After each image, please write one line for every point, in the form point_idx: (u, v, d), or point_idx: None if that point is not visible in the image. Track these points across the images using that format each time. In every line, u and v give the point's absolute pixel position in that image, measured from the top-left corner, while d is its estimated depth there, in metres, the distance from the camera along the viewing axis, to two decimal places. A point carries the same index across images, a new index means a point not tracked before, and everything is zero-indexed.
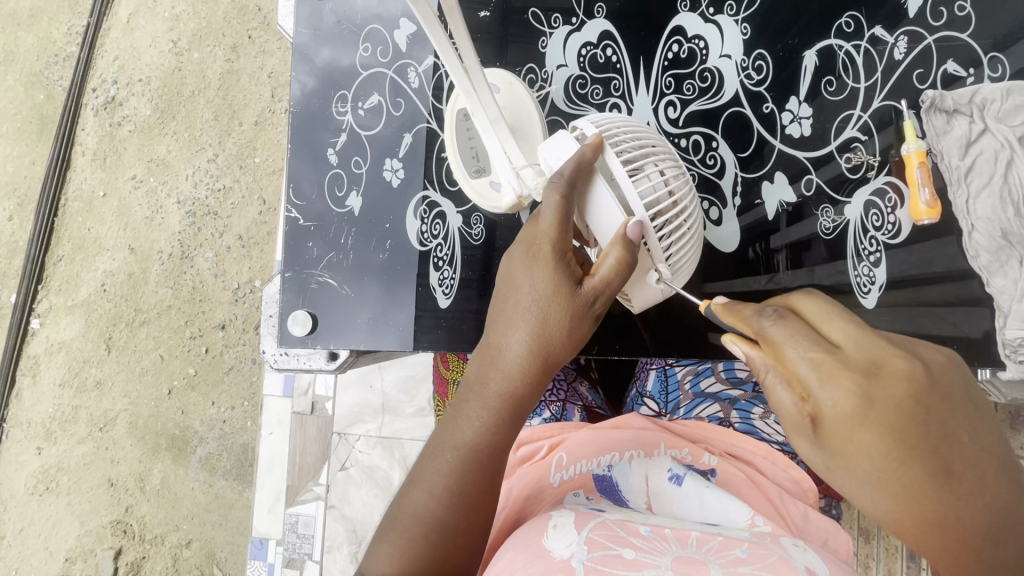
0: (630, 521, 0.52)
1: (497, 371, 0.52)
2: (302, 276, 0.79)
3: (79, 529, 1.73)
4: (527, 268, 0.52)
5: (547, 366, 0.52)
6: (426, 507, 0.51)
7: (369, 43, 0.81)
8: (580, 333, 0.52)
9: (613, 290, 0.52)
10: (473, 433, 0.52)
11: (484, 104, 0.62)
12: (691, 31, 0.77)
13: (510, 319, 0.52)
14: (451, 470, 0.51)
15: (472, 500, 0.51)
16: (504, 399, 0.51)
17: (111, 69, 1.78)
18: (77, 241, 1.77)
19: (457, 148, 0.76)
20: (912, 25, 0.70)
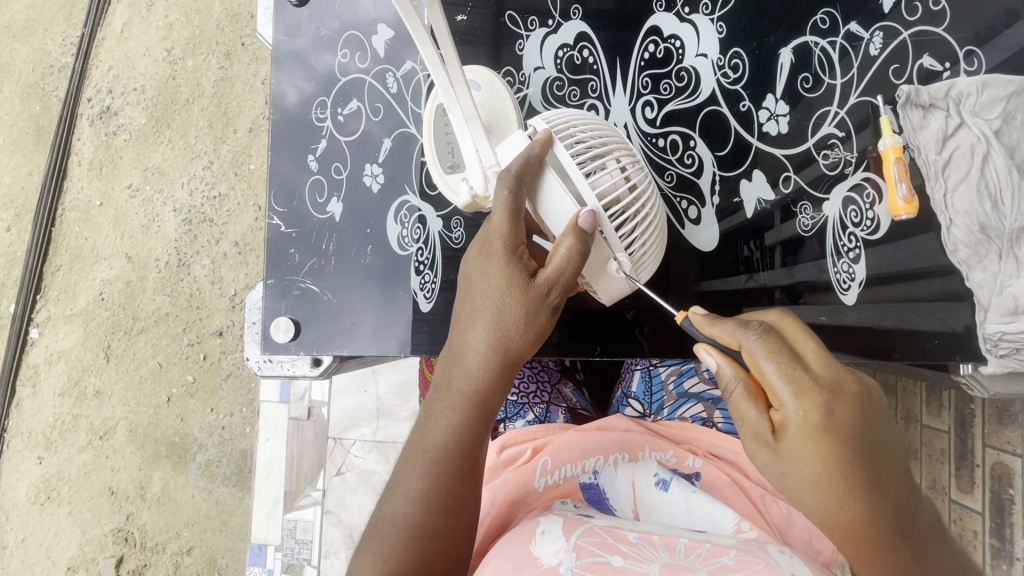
0: (619, 528, 0.51)
1: (462, 371, 0.54)
2: (285, 283, 0.79)
3: (81, 537, 1.73)
4: (482, 267, 0.54)
5: (507, 362, 0.53)
6: (402, 513, 0.51)
7: (348, 49, 0.82)
8: (537, 326, 0.53)
9: (569, 280, 0.53)
10: (442, 435, 0.53)
11: (460, 98, 0.60)
12: (668, 31, 0.77)
13: (472, 319, 0.54)
14: (425, 473, 0.52)
15: (449, 502, 0.52)
16: (469, 396, 0.53)
17: (105, 79, 1.79)
18: (75, 250, 1.78)
19: (434, 143, 0.75)
20: (888, 21, 0.71)
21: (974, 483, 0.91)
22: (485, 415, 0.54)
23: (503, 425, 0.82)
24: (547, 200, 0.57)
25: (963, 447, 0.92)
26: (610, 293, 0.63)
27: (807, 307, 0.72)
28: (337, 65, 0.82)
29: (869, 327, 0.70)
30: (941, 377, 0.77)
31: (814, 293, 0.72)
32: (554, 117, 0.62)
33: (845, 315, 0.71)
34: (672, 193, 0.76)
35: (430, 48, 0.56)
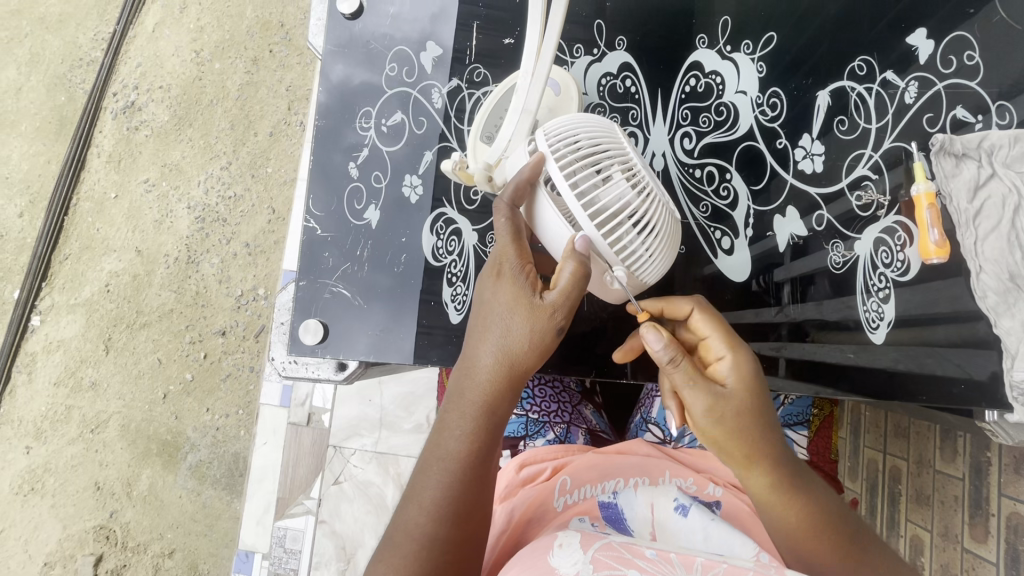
0: (635, 544, 0.50)
1: (475, 381, 0.54)
2: (316, 285, 0.80)
3: (61, 532, 1.69)
4: (491, 286, 0.56)
5: (516, 374, 0.54)
6: (416, 522, 0.51)
7: (396, 62, 0.84)
8: (545, 341, 0.54)
9: (574, 300, 0.55)
10: (456, 442, 0.53)
11: (525, 90, 0.60)
12: (709, 67, 0.80)
13: (484, 331, 0.55)
14: (439, 482, 0.51)
15: (460, 511, 0.51)
16: (481, 406, 0.53)
17: (132, 75, 1.82)
18: (84, 241, 1.79)
19: (485, 116, 0.75)
20: (922, 71, 0.73)
21: (987, 532, 0.90)
22: (496, 425, 0.54)
23: (523, 442, 0.82)
24: (544, 216, 0.61)
25: (977, 495, 0.91)
26: (615, 296, 0.65)
27: (819, 345, 0.74)
28: (359, 77, 0.84)
29: (892, 368, 0.71)
30: (959, 420, 0.78)
31: (828, 332, 0.74)
32: (559, 122, 0.61)
33: (868, 356, 0.72)
34: (706, 223, 0.78)
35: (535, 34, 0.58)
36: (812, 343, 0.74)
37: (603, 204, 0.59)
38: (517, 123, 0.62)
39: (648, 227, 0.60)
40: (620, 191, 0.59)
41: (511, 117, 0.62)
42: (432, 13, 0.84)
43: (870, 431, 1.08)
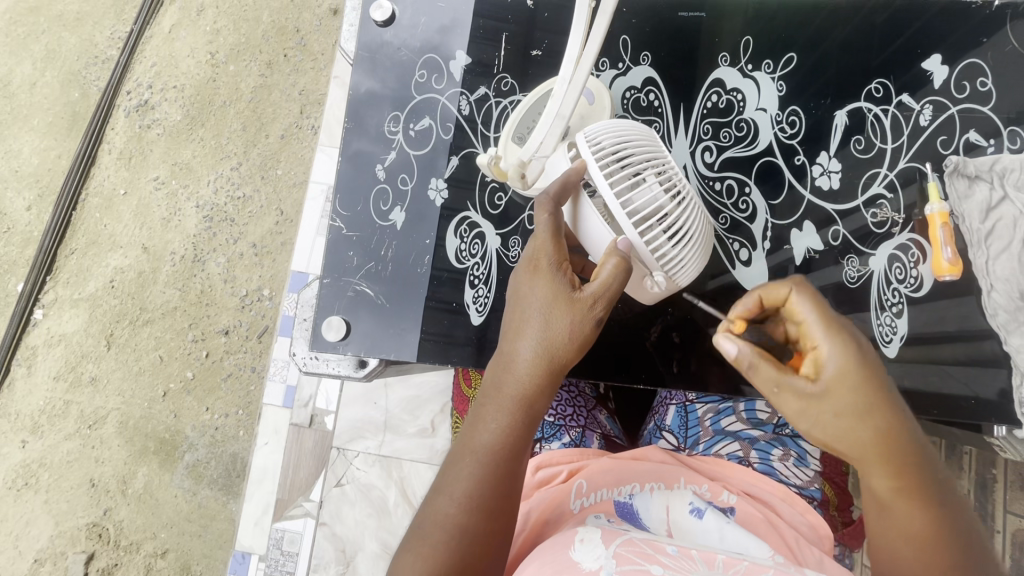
0: (656, 540, 0.51)
1: (510, 375, 0.55)
2: (341, 283, 0.81)
3: (53, 529, 1.68)
4: (529, 281, 0.57)
5: (554, 369, 0.55)
6: (448, 510, 0.51)
7: (426, 70, 0.86)
8: (584, 337, 0.55)
9: (613, 294, 0.56)
10: (490, 435, 0.54)
11: (562, 95, 0.63)
12: (731, 85, 0.82)
13: (522, 326, 0.56)
14: (471, 474, 0.52)
15: (491, 503, 0.52)
16: (517, 399, 0.54)
17: (147, 74, 1.85)
18: (91, 236, 1.80)
19: (518, 118, 0.78)
20: (937, 95, 0.76)
21: None
22: (532, 419, 0.55)
23: (538, 445, 0.82)
24: (586, 220, 0.63)
25: None
26: (651, 296, 0.69)
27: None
28: (365, 86, 0.86)
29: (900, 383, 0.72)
30: (968, 435, 0.80)
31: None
32: (597, 128, 0.64)
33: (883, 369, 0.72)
34: (725, 234, 0.80)
35: (577, 42, 0.60)
36: None
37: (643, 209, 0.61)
38: (550, 124, 0.64)
39: (680, 231, 0.63)
40: (655, 196, 0.62)
41: (544, 122, 0.64)
42: (442, 25, 0.87)
43: None
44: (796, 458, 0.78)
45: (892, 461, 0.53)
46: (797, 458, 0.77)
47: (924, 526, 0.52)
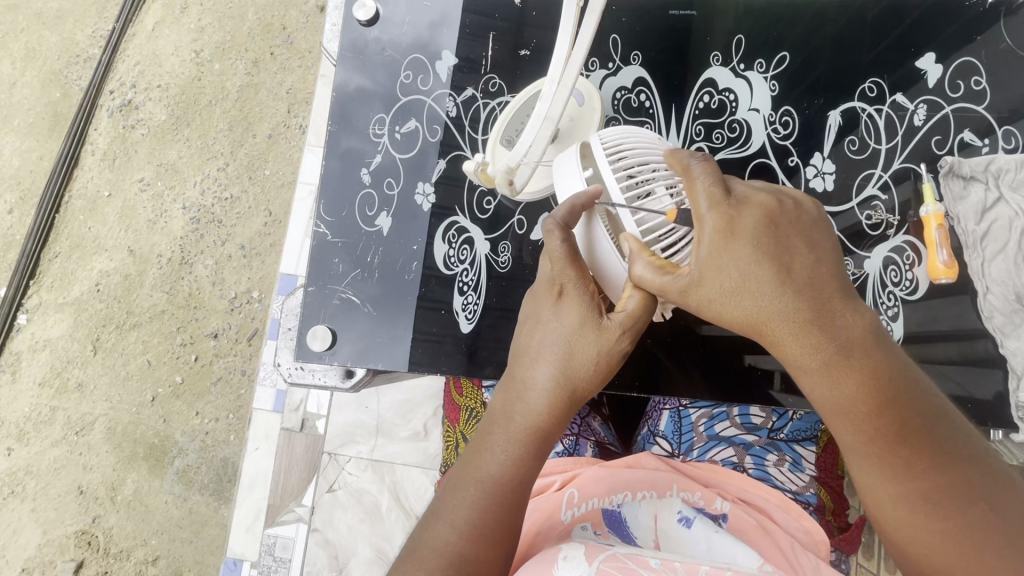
0: (639, 555, 0.52)
1: (526, 406, 0.53)
2: (326, 291, 0.79)
3: (41, 537, 1.65)
4: (553, 307, 0.54)
5: (569, 400, 0.53)
6: (453, 539, 0.50)
7: (412, 71, 0.84)
8: (607, 368, 0.53)
9: (639, 326, 0.54)
10: (499, 464, 0.52)
11: (550, 97, 0.60)
12: (723, 84, 0.80)
13: (539, 353, 0.54)
14: (476, 503, 0.51)
15: (496, 533, 0.50)
16: (530, 429, 0.53)
17: (130, 73, 1.81)
18: (75, 239, 1.76)
19: (505, 123, 0.78)
20: (932, 94, 0.75)
21: None
22: (543, 447, 0.53)
23: None
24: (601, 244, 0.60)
25: None
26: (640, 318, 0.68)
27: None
28: (355, 82, 0.84)
29: None
30: None
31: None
32: (611, 132, 0.62)
33: None
34: None
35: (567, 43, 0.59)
36: None
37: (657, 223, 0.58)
38: (537, 126, 0.62)
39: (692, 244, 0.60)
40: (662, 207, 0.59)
41: (532, 124, 0.62)
42: (431, 20, 0.84)
43: None
44: (790, 463, 0.79)
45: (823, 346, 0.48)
46: (791, 463, 0.79)
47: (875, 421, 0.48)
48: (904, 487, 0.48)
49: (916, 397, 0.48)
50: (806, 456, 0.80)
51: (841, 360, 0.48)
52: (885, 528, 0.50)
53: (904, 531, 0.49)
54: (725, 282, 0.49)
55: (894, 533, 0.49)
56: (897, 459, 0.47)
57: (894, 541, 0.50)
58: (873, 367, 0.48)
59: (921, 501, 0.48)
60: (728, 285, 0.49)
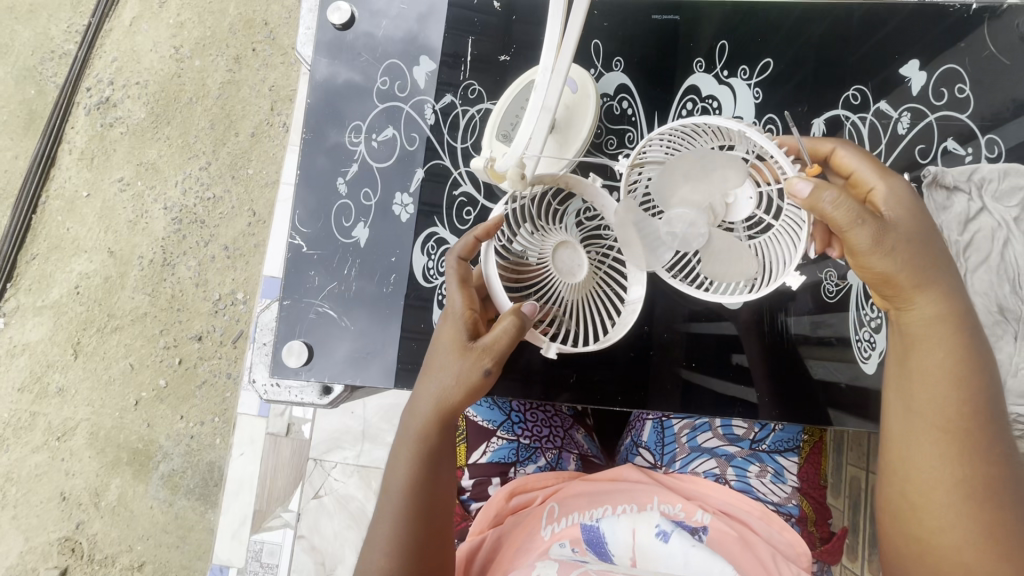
0: (610, 571, 0.55)
1: (415, 421, 0.61)
2: (301, 305, 0.77)
3: (24, 545, 1.62)
4: (437, 334, 0.63)
5: (451, 414, 0.60)
6: (380, 553, 0.58)
7: (388, 76, 0.82)
8: (475, 383, 0.60)
9: (506, 348, 0.59)
10: (399, 479, 0.60)
11: (544, 86, 0.54)
12: (706, 91, 0.80)
13: (426, 376, 0.62)
14: (390, 520, 0.59)
15: (410, 547, 0.58)
16: (418, 444, 0.60)
17: (108, 70, 1.76)
18: (53, 240, 1.72)
19: (504, 110, 0.76)
20: (915, 102, 0.75)
21: None
22: (434, 458, 0.60)
23: (514, 469, 0.81)
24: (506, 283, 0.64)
25: None
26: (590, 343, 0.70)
27: (809, 362, 0.76)
28: (344, 76, 0.82)
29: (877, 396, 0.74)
30: None
31: (819, 347, 0.76)
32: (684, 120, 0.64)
33: (863, 380, 0.75)
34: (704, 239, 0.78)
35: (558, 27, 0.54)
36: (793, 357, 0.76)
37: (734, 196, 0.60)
38: (534, 118, 0.55)
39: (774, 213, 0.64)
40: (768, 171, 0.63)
41: (528, 118, 0.54)
42: (420, 13, 0.83)
43: (853, 447, 0.99)
44: (772, 475, 0.79)
45: (952, 322, 0.55)
46: (774, 475, 0.79)
47: (964, 407, 0.55)
48: (963, 475, 0.54)
49: (1005, 421, 0.56)
50: (789, 467, 0.80)
51: (963, 340, 0.55)
52: (919, 504, 0.56)
53: (935, 507, 0.55)
54: (901, 237, 0.54)
55: (928, 509, 0.55)
56: (974, 451, 0.54)
57: (917, 515, 0.56)
58: (982, 367, 0.55)
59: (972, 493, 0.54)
60: (907, 242, 0.54)
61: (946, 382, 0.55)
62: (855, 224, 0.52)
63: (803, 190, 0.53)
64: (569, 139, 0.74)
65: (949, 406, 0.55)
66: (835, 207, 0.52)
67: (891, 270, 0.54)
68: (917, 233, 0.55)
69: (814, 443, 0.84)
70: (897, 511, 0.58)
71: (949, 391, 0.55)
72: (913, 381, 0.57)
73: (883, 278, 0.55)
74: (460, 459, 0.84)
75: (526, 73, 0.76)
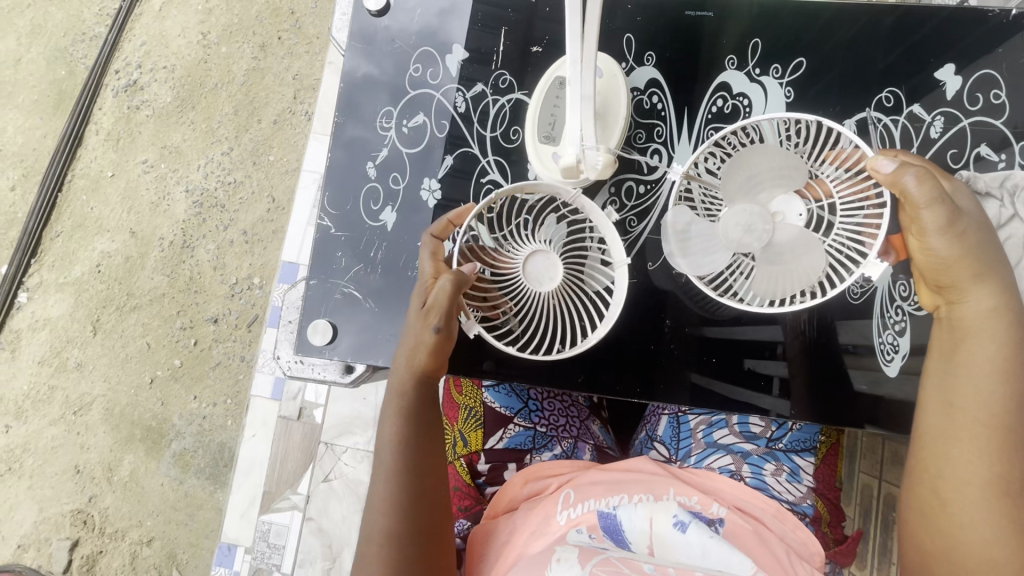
0: (633, 559, 0.58)
1: (395, 380, 0.68)
2: (328, 285, 0.79)
3: (38, 515, 1.66)
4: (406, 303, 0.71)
5: (419, 371, 0.67)
6: (378, 504, 0.62)
7: (421, 64, 0.83)
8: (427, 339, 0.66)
9: (449, 307, 0.65)
10: (387, 438, 0.65)
11: (577, 78, 0.61)
12: (737, 89, 0.79)
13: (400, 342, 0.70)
14: (383, 477, 0.63)
15: (402, 503, 0.62)
16: (398, 398, 0.66)
17: (136, 53, 1.79)
18: (77, 219, 1.75)
19: (539, 110, 0.76)
20: (950, 107, 0.74)
21: None
22: (412, 415, 0.66)
23: (530, 455, 0.82)
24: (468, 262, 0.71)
25: None
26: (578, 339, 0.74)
27: (845, 371, 0.75)
28: (363, 70, 0.83)
29: (896, 401, 0.74)
30: None
31: (852, 355, 0.75)
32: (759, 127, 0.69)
33: (884, 384, 0.74)
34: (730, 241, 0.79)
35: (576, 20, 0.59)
36: (813, 359, 0.76)
37: (785, 213, 0.69)
38: (578, 107, 0.63)
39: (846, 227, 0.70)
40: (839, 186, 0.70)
41: (572, 107, 0.63)
42: (450, 5, 0.83)
43: (866, 455, 1.02)
44: (788, 474, 0.78)
45: (1004, 324, 0.60)
46: (789, 474, 0.78)
47: (1008, 408, 0.58)
48: (998, 475, 0.57)
49: None
50: (804, 467, 0.79)
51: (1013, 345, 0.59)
52: (950, 496, 0.59)
53: (965, 502, 0.58)
54: (971, 234, 0.60)
55: (958, 501, 0.59)
56: (1013, 455, 0.57)
57: (948, 510, 0.59)
58: None
59: (1001, 489, 0.57)
60: (972, 240, 0.60)
61: (994, 382, 0.59)
62: (930, 206, 0.60)
63: (886, 167, 0.62)
64: (612, 127, 0.75)
65: (991, 406, 0.58)
66: (918, 184, 0.60)
67: (955, 261, 0.61)
68: (980, 238, 0.61)
69: (832, 446, 0.84)
70: (927, 506, 0.61)
71: (996, 390, 0.59)
72: (958, 379, 0.61)
73: (945, 267, 0.61)
74: (475, 444, 0.84)
75: (556, 64, 0.77)
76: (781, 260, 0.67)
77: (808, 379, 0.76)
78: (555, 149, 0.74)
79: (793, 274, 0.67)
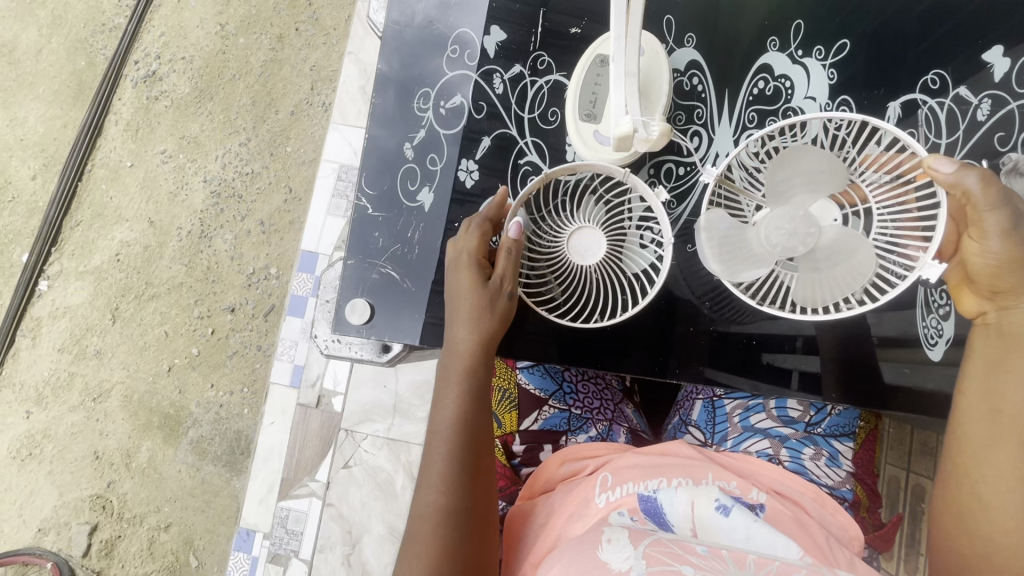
0: (685, 541, 0.58)
1: (457, 358, 0.70)
2: (366, 264, 0.79)
3: (57, 500, 1.69)
4: (454, 274, 0.72)
5: (482, 350, 0.70)
6: (436, 483, 0.65)
7: (459, 45, 0.83)
8: (505, 307, 0.70)
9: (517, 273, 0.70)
10: (448, 416, 0.68)
11: (621, 54, 0.61)
12: (779, 71, 0.79)
13: (455, 319, 0.71)
14: (442, 454, 0.66)
15: (461, 480, 0.65)
16: (464, 374, 0.69)
17: (155, 44, 1.80)
18: (97, 208, 1.77)
19: (580, 90, 0.76)
20: (997, 89, 0.73)
21: None
22: (475, 397, 0.69)
23: (565, 437, 0.83)
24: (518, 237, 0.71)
25: None
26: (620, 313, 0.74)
27: (881, 362, 0.75)
28: (400, 51, 0.83)
29: (937, 388, 0.73)
30: None
31: (890, 347, 0.74)
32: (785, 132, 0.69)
33: (924, 371, 0.74)
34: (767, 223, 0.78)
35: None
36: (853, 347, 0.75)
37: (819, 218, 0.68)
38: (622, 84, 0.61)
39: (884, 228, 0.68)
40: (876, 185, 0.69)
41: (617, 84, 0.61)
42: None
43: (894, 446, 1.07)
44: (827, 458, 0.79)
45: None
46: (829, 458, 0.79)
47: None
48: None
49: None
50: (843, 452, 0.80)
51: None
52: (987, 498, 0.61)
53: (1002, 504, 0.60)
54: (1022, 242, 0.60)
55: (995, 504, 0.60)
56: None
57: (988, 512, 0.61)
58: None
59: None
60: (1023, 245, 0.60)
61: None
62: (993, 208, 0.59)
63: (944, 168, 0.60)
64: (653, 103, 0.75)
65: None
66: (979, 187, 0.59)
67: (1003, 265, 0.61)
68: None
69: (869, 430, 0.83)
70: (963, 507, 0.63)
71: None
72: (998, 383, 0.62)
73: (1000, 271, 0.61)
74: (510, 425, 0.86)
75: (598, 42, 0.77)
76: (823, 267, 0.65)
77: (845, 367, 0.75)
78: (598, 128, 0.75)
79: (836, 283, 0.65)
